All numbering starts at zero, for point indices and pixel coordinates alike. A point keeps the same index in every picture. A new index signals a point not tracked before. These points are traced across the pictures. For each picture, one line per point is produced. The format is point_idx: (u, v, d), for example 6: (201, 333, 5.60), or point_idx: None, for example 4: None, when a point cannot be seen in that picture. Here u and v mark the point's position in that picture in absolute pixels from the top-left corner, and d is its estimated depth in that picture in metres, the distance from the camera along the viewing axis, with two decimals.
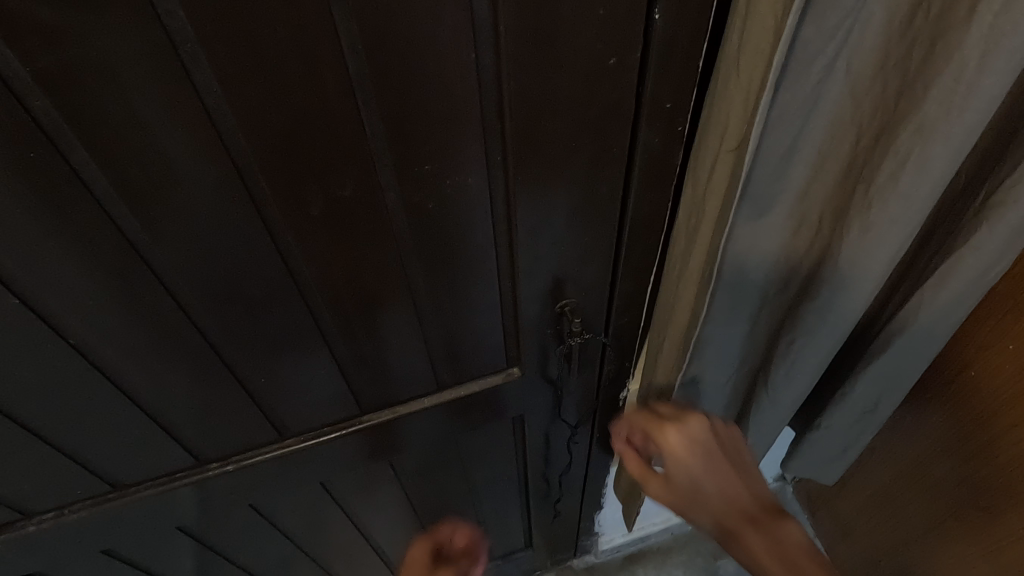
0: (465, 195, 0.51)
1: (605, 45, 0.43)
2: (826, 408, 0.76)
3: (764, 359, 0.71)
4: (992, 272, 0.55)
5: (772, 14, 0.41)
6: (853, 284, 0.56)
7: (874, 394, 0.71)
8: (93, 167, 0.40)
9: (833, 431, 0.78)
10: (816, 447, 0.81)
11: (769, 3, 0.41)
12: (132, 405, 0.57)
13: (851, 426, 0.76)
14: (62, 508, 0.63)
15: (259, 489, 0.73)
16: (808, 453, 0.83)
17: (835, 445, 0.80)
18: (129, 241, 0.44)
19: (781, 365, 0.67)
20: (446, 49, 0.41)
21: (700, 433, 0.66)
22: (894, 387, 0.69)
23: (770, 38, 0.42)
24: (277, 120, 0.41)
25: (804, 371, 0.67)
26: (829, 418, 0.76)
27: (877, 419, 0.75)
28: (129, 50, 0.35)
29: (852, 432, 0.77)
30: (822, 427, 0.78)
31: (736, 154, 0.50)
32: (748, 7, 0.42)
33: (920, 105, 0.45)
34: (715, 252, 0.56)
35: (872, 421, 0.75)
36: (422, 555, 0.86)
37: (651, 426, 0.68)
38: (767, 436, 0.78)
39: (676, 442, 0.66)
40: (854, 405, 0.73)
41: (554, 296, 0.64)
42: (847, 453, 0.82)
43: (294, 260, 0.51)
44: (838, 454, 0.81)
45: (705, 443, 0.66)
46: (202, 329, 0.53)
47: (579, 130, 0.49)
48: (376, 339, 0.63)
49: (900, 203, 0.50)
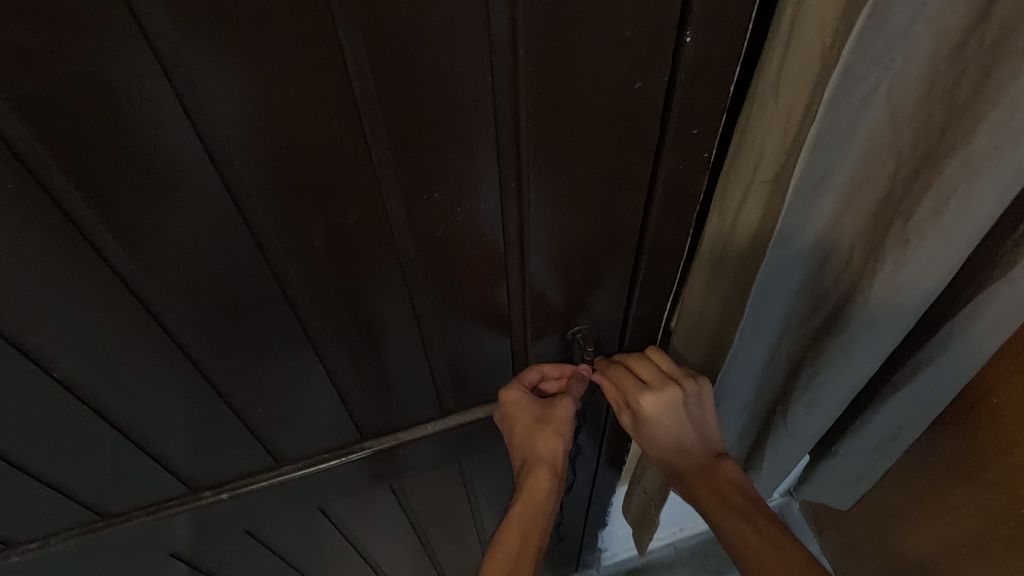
0: (476, 222, 0.48)
1: (630, 69, 0.40)
2: (844, 435, 0.73)
3: (784, 388, 0.68)
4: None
5: (819, 37, 0.40)
6: (885, 321, 0.54)
7: (894, 425, 0.68)
8: (76, 196, 0.37)
9: (851, 458, 0.75)
10: (832, 475, 0.79)
11: (817, 25, 0.39)
12: (120, 434, 0.54)
13: (870, 455, 0.73)
14: (47, 539, 0.60)
15: (254, 514, 0.70)
16: (824, 480, 0.80)
17: (851, 473, 0.77)
18: (115, 271, 0.42)
19: (801, 396, 0.65)
20: (461, 73, 0.38)
21: (676, 403, 0.58)
22: (916, 418, 0.66)
23: (815, 66, 0.41)
24: (280, 148, 0.38)
25: (825, 404, 0.64)
26: (847, 445, 0.74)
27: (896, 449, 0.72)
28: (115, 74, 0.32)
29: (870, 461, 0.75)
30: (839, 453, 0.75)
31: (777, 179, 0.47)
32: (792, 30, 0.40)
33: (970, 137, 0.41)
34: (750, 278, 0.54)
35: (892, 449, 0.72)
36: (523, 402, 0.63)
37: (624, 385, 0.60)
38: (782, 465, 0.75)
39: (649, 412, 0.58)
40: (874, 434, 0.70)
41: (566, 321, 0.61)
42: (862, 480, 0.79)
43: (291, 288, 0.48)
44: (854, 481, 0.79)
45: (679, 406, 0.59)
46: (193, 358, 0.50)
47: (599, 155, 0.46)
48: (380, 365, 0.60)
49: (941, 240, 0.47)
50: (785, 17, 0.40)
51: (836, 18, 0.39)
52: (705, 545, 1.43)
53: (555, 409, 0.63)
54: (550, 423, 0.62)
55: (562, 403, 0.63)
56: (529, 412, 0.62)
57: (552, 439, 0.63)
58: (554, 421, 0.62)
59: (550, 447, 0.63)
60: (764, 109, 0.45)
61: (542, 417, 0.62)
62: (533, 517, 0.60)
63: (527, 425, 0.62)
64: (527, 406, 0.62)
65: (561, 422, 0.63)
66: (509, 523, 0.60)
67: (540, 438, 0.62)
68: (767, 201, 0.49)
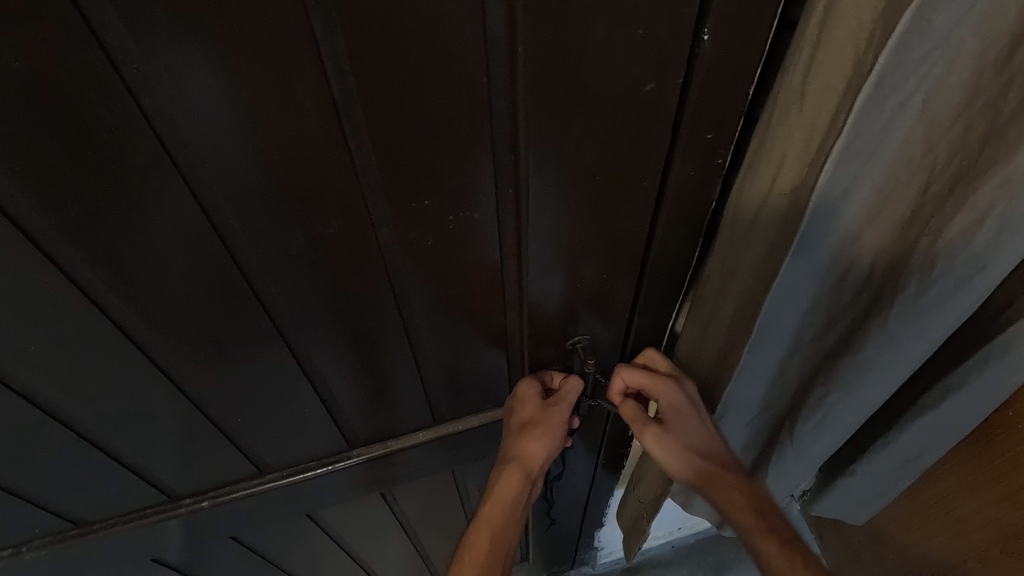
0: (471, 231, 0.44)
1: (640, 68, 0.36)
2: (863, 455, 0.71)
3: (791, 406, 0.65)
4: None
5: (852, 44, 0.36)
6: (904, 345, 0.52)
7: (918, 446, 0.65)
8: (24, 202, 0.33)
9: (870, 477, 0.74)
10: (848, 492, 0.77)
11: (851, 32, 0.36)
12: (89, 445, 0.51)
13: (891, 473, 0.71)
14: (19, 546, 0.58)
15: (238, 521, 0.68)
16: (840, 496, 0.79)
17: (869, 490, 0.75)
18: (72, 279, 0.38)
19: (813, 413, 0.62)
20: (452, 73, 0.34)
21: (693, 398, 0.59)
22: (942, 440, 0.64)
23: (845, 69, 0.37)
24: (254, 153, 0.35)
25: (839, 421, 0.62)
26: (866, 465, 0.72)
27: (918, 468, 0.70)
28: (59, 70, 0.28)
29: (891, 480, 0.73)
30: (857, 472, 0.74)
31: (793, 192, 0.43)
32: (821, 32, 0.37)
33: (1013, 154, 0.38)
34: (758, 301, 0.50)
35: (913, 467, 0.71)
36: (528, 397, 0.60)
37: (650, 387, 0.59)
38: (792, 481, 0.74)
39: (673, 423, 0.59)
40: (895, 454, 0.68)
41: (566, 331, 0.58)
42: (879, 498, 0.77)
43: (268, 296, 0.45)
44: (871, 498, 0.77)
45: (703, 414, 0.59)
46: (165, 367, 0.48)
47: (603, 162, 0.42)
48: (370, 375, 0.57)
49: (970, 262, 0.45)
50: (814, 11, 0.36)
51: (872, 19, 0.35)
52: (703, 544, 1.42)
53: (551, 415, 0.59)
54: (542, 428, 0.59)
55: (558, 408, 0.59)
56: (529, 412, 0.59)
57: (539, 445, 0.59)
58: (546, 427, 0.59)
59: (535, 452, 0.60)
60: (787, 113, 0.41)
61: (535, 422, 0.59)
62: (501, 524, 0.59)
63: (523, 422, 0.59)
64: (528, 401, 0.59)
65: (554, 429, 0.59)
66: (478, 523, 0.59)
67: (525, 442, 0.59)
68: (784, 213, 0.45)
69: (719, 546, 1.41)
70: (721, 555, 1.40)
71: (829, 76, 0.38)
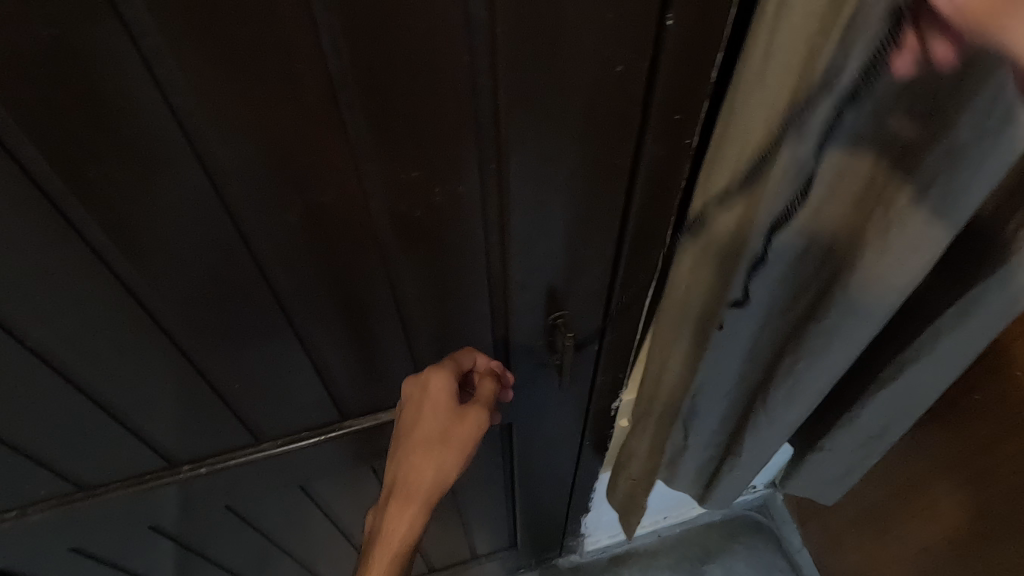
0: (457, 205, 0.48)
1: (611, 52, 0.40)
2: (830, 432, 0.81)
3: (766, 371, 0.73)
4: (997, 322, 0.59)
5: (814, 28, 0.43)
6: (863, 312, 0.59)
7: (876, 421, 0.75)
8: (46, 164, 0.37)
9: (839, 453, 0.83)
10: (819, 466, 0.88)
11: (810, 20, 0.42)
12: (95, 406, 0.54)
13: (856, 450, 0.82)
14: (25, 507, 0.61)
15: (234, 490, 0.71)
16: (813, 471, 0.89)
17: (839, 464, 0.86)
18: (85, 240, 0.41)
19: (786, 383, 0.70)
20: (439, 51, 0.37)
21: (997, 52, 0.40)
22: (899, 417, 0.74)
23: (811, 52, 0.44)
24: (255, 123, 0.38)
25: (807, 390, 0.70)
26: (834, 441, 0.81)
27: (880, 444, 0.80)
28: (81, 41, 0.32)
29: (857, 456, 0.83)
30: (825, 447, 0.84)
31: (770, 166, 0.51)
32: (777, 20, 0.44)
33: (953, 125, 0.45)
34: (737, 257, 0.59)
35: (875, 446, 0.81)
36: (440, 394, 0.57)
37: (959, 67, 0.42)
38: (762, 450, 0.83)
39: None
40: (860, 429, 0.77)
41: (549, 307, 0.61)
42: (848, 475, 0.88)
43: (269, 265, 0.48)
44: (844, 475, 0.88)
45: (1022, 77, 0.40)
46: (167, 330, 0.50)
47: (578, 141, 0.45)
48: (365, 349, 0.60)
49: (920, 228, 0.51)
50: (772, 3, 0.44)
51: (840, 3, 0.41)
52: (688, 534, 1.45)
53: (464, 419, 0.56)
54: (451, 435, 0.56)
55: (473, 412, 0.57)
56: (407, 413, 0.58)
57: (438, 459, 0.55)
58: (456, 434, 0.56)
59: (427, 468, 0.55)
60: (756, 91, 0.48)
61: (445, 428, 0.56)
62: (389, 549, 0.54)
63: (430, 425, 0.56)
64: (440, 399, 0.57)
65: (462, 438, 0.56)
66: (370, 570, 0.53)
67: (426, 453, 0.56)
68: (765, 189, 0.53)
69: (704, 536, 1.45)
70: (705, 545, 1.44)
71: (792, 62, 0.45)
